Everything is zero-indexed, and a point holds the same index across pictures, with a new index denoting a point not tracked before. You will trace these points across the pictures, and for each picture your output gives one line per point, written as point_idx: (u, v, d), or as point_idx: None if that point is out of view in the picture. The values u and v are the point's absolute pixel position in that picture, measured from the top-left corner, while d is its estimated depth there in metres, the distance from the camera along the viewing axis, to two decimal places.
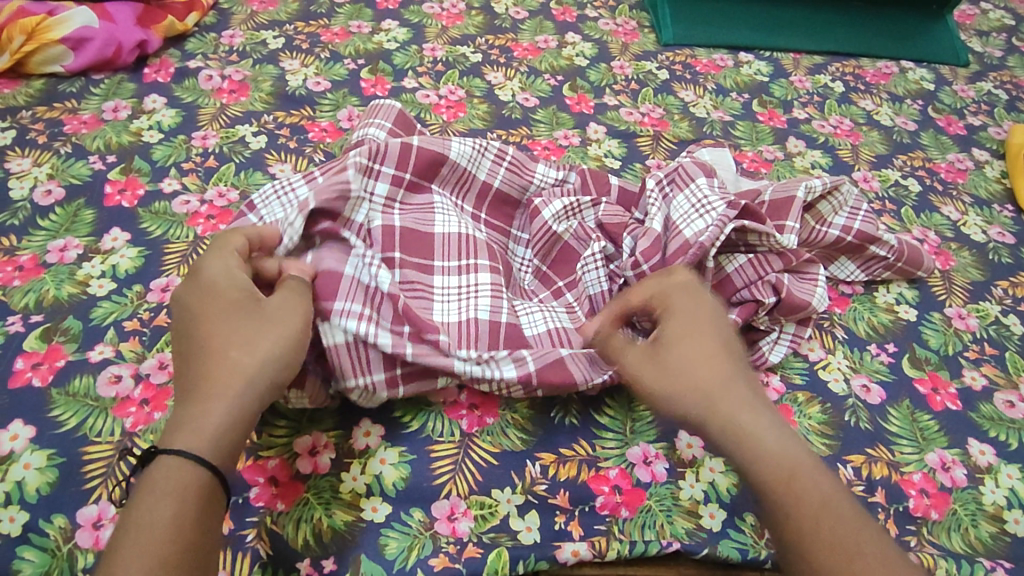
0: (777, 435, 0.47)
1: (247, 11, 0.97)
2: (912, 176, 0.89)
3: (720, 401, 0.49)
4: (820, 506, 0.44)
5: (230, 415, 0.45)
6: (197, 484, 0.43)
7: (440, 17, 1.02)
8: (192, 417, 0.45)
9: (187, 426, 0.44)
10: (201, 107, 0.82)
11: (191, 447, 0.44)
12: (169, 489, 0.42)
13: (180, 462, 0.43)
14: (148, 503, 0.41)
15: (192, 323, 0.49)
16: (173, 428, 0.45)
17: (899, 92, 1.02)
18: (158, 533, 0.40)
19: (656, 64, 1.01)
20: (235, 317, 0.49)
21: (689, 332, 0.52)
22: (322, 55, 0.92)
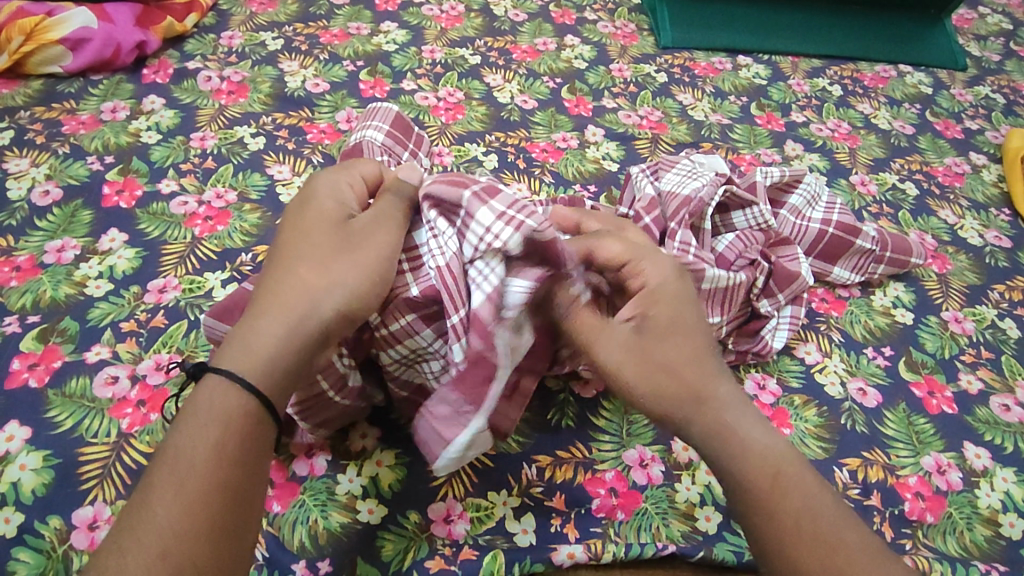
0: (761, 434, 0.48)
1: (246, 12, 0.97)
2: (910, 179, 0.89)
3: (704, 403, 0.49)
4: (800, 517, 0.45)
5: (280, 341, 0.45)
6: (241, 412, 0.42)
7: (440, 19, 1.02)
8: (246, 334, 0.45)
9: (246, 342, 0.44)
10: (200, 108, 0.82)
11: (238, 368, 0.43)
12: (206, 415, 0.42)
13: (226, 386, 0.43)
14: (190, 430, 0.41)
15: (288, 230, 0.51)
16: (234, 341, 0.45)
17: (896, 96, 1.03)
18: (190, 467, 0.40)
19: (654, 67, 1.01)
20: (326, 237, 0.50)
21: (669, 329, 0.50)
22: (321, 57, 0.92)
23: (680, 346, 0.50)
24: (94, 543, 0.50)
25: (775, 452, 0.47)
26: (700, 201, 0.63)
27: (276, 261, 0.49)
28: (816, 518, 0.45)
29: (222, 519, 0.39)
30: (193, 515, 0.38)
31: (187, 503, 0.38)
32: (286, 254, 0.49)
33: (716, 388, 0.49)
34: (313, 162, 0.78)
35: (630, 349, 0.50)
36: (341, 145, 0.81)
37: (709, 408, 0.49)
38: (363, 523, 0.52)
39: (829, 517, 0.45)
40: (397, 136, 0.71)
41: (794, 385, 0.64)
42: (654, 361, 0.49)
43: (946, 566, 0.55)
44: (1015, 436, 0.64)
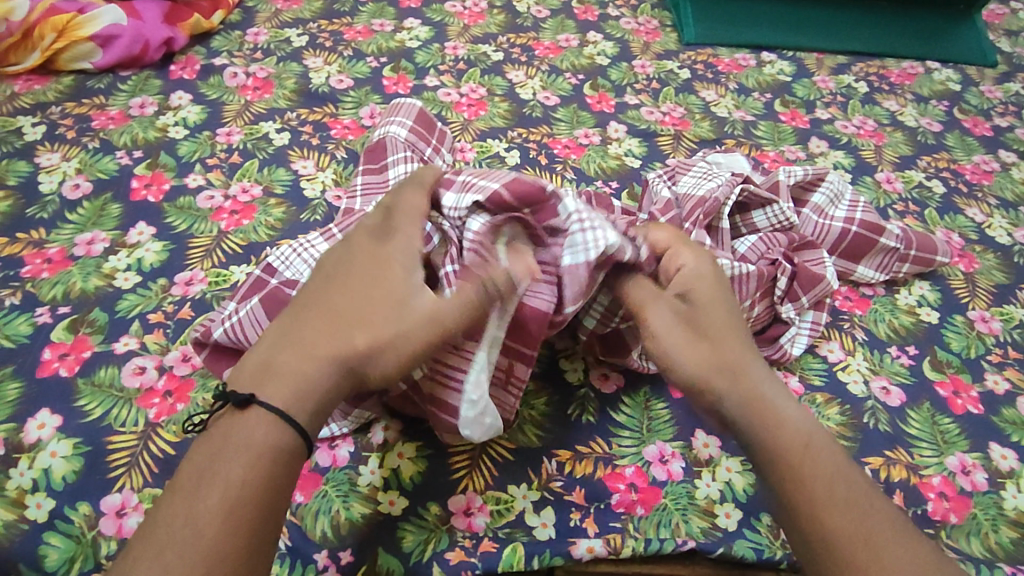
0: (800, 415, 0.48)
1: (271, 9, 0.98)
2: (937, 177, 0.88)
3: (743, 384, 0.49)
4: (846, 509, 0.43)
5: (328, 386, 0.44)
6: (283, 445, 0.42)
7: (462, 16, 1.02)
8: (295, 372, 0.44)
9: (287, 379, 0.44)
10: (226, 104, 0.83)
11: (286, 405, 0.43)
12: (252, 447, 0.41)
13: (269, 418, 0.42)
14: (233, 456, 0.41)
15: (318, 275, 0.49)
16: (271, 377, 0.44)
17: (924, 93, 1.01)
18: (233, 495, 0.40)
19: (677, 64, 1.00)
20: (367, 277, 0.48)
21: (704, 305, 0.51)
22: (345, 53, 0.93)
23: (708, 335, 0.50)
24: (122, 530, 0.51)
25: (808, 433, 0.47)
26: (714, 202, 0.63)
27: (315, 297, 0.48)
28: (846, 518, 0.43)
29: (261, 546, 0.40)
30: (226, 525, 0.39)
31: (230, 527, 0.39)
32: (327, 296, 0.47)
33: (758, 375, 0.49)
34: (336, 158, 0.79)
35: (675, 326, 0.51)
36: (364, 140, 0.81)
37: (763, 409, 0.48)
38: (385, 514, 0.52)
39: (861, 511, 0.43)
40: (421, 132, 0.72)
41: (816, 383, 0.64)
42: (703, 347, 0.50)
43: (970, 567, 0.54)
44: None
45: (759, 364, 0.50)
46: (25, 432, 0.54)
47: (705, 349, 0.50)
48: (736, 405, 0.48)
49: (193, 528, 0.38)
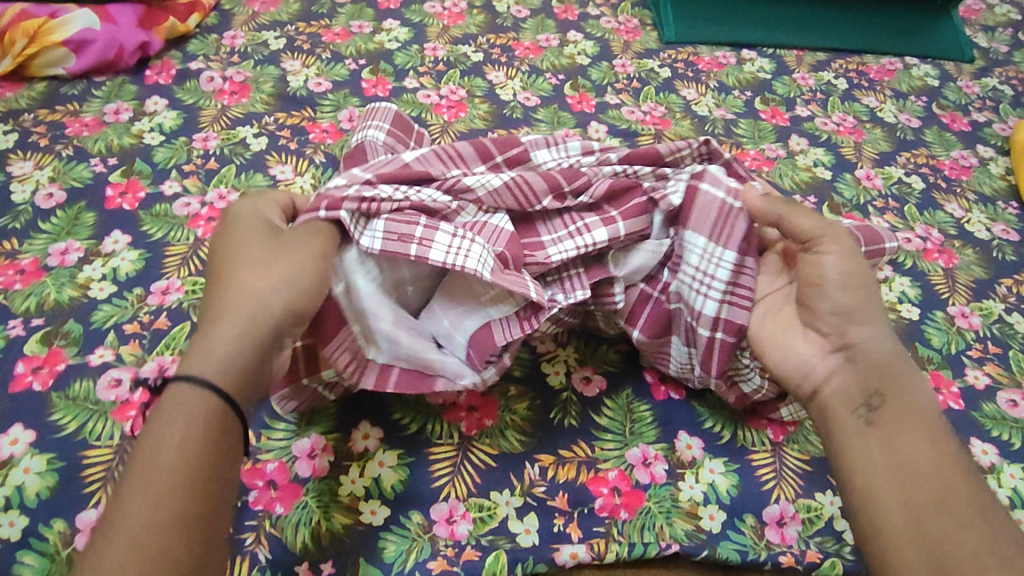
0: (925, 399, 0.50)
1: (248, 11, 0.97)
2: (916, 173, 0.88)
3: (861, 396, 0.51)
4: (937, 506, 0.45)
5: (247, 347, 0.46)
6: (207, 411, 0.43)
7: (442, 16, 1.02)
8: (212, 344, 0.45)
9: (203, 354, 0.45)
10: (202, 109, 0.82)
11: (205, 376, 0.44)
12: (182, 418, 0.42)
13: (191, 390, 0.43)
14: (157, 431, 0.42)
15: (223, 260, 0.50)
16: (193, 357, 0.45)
17: (903, 89, 1.02)
18: (162, 465, 0.40)
19: (658, 63, 1.00)
20: (278, 255, 0.49)
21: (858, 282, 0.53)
22: (323, 56, 0.92)
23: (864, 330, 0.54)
24: None
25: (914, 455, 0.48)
26: None
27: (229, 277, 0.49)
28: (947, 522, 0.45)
29: (208, 512, 0.40)
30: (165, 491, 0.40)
31: (159, 497, 0.39)
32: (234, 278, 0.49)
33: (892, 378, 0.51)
34: (315, 162, 0.78)
35: (852, 291, 0.52)
36: (343, 144, 0.80)
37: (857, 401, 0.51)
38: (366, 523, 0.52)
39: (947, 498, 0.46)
40: (398, 135, 0.71)
41: None
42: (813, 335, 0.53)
43: None
44: (1023, 432, 0.64)
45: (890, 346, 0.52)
46: None
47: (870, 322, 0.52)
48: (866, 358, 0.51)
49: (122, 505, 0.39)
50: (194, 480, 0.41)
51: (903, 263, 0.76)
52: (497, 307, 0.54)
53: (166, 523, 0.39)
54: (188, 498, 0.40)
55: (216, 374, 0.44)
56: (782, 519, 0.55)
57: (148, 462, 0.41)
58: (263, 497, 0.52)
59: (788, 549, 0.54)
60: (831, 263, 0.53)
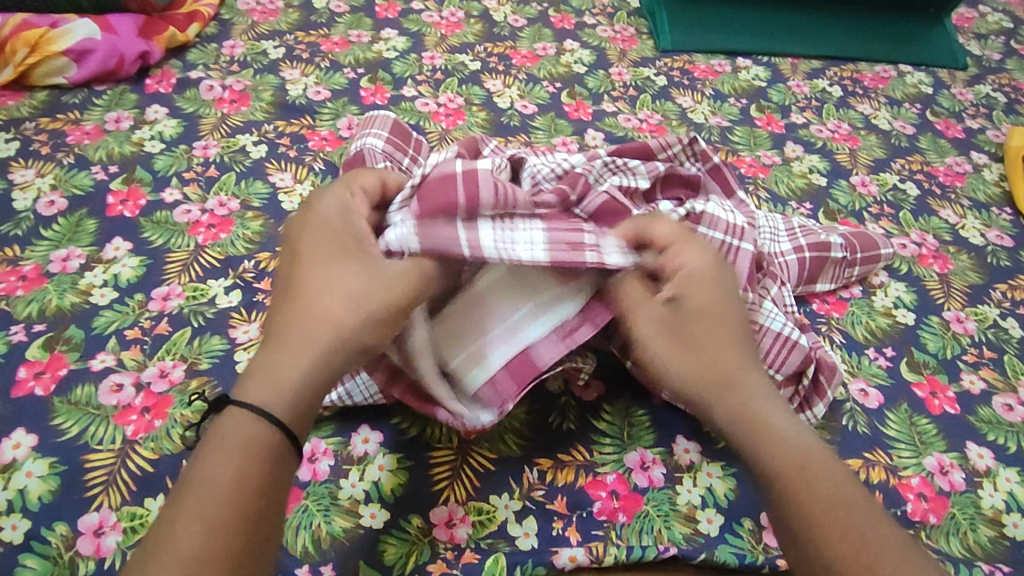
0: (797, 430, 0.47)
1: (248, 21, 0.98)
2: (911, 180, 0.89)
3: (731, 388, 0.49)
4: (829, 506, 0.43)
5: (310, 375, 0.45)
6: (264, 440, 0.42)
7: (440, 26, 1.03)
8: (278, 371, 0.44)
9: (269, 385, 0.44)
10: (203, 117, 0.83)
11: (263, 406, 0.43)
12: (236, 446, 0.41)
13: (248, 418, 0.42)
14: (217, 456, 0.41)
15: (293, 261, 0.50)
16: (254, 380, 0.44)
17: (897, 96, 1.03)
18: (216, 495, 0.39)
19: (654, 71, 1.01)
20: (347, 275, 0.48)
21: (708, 307, 0.51)
22: (322, 64, 0.93)
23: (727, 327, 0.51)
24: (100, 550, 0.50)
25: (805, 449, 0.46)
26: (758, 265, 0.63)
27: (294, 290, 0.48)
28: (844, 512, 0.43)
29: (259, 540, 0.40)
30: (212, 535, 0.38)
31: (212, 526, 0.38)
32: (301, 290, 0.48)
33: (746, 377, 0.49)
34: (314, 169, 0.78)
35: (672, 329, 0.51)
36: (342, 151, 0.81)
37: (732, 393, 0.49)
38: (366, 527, 0.52)
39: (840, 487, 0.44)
40: (398, 142, 0.72)
41: None
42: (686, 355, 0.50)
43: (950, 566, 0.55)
44: (1018, 436, 0.64)
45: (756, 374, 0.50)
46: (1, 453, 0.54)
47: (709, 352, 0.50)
48: (695, 373, 0.49)
49: (173, 530, 0.38)
50: (249, 509, 0.40)
51: (898, 269, 0.77)
52: (531, 322, 0.55)
53: (217, 558, 0.37)
54: (242, 527, 0.39)
55: (275, 403, 0.43)
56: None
57: (202, 486, 0.40)
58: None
59: None
60: (693, 257, 0.53)
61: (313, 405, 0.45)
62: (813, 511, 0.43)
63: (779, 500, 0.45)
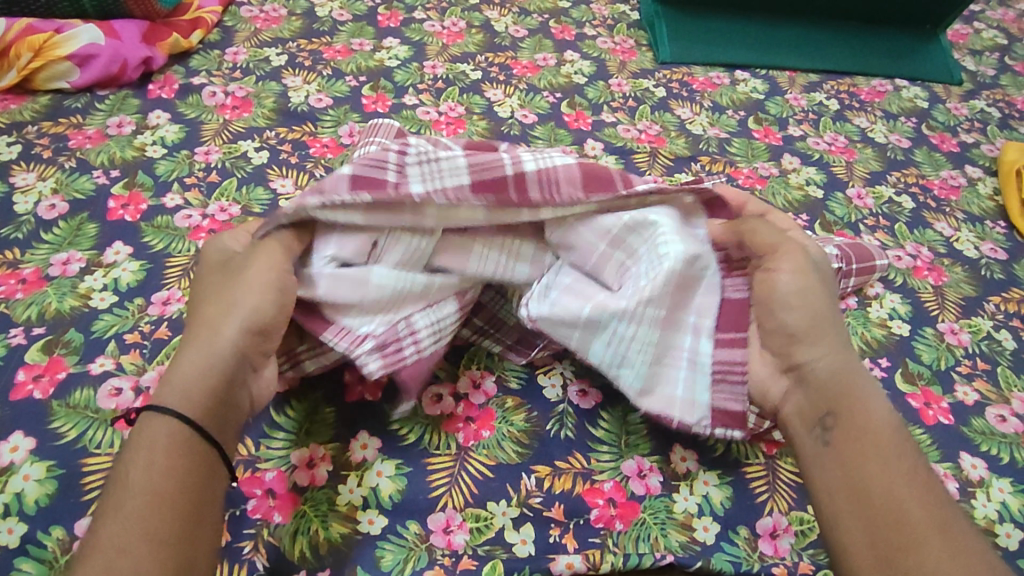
0: (883, 410, 0.51)
1: (250, 28, 0.99)
2: (906, 193, 0.90)
3: (838, 390, 0.51)
4: (884, 482, 0.46)
5: (222, 373, 0.48)
6: (174, 435, 0.45)
7: (441, 35, 1.03)
8: (184, 377, 0.47)
9: (173, 388, 0.46)
10: (205, 123, 0.83)
11: (174, 407, 0.45)
12: (148, 447, 0.44)
13: (156, 418, 0.45)
14: (128, 459, 0.44)
15: (203, 290, 0.53)
16: (165, 388, 0.47)
17: (893, 110, 1.04)
18: (127, 490, 0.42)
19: (653, 83, 1.02)
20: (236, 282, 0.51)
21: (806, 287, 0.54)
22: (324, 72, 0.93)
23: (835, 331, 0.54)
24: None
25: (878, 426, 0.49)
26: None
27: (206, 305, 0.51)
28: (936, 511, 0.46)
29: (186, 527, 0.42)
30: (125, 522, 0.41)
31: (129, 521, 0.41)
32: (202, 308, 0.51)
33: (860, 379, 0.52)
34: (315, 176, 0.79)
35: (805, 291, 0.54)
36: (343, 158, 0.82)
37: (843, 397, 0.51)
38: (363, 532, 0.52)
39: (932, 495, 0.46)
40: None
41: None
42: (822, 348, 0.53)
43: None
44: (1011, 447, 0.65)
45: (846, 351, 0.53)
46: None
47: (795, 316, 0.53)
48: (813, 358, 0.52)
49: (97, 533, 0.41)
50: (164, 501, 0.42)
51: (893, 280, 0.77)
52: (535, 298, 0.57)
53: (134, 542, 0.40)
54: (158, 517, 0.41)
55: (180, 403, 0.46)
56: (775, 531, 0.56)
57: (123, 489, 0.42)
58: (259, 505, 0.53)
59: (781, 561, 0.54)
60: (773, 234, 0.57)
61: (227, 400, 0.48)
62: (872, 481, 0.47)
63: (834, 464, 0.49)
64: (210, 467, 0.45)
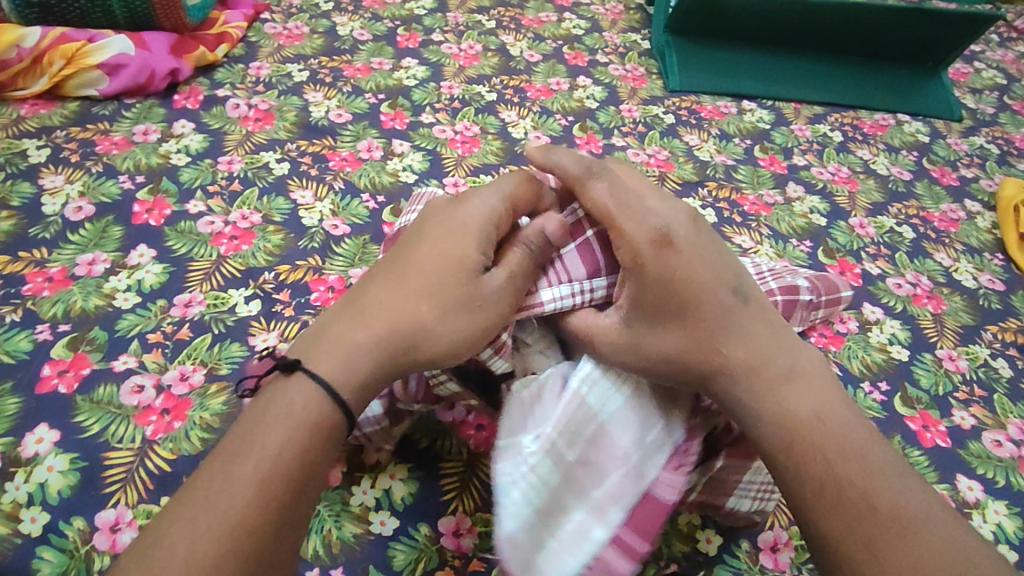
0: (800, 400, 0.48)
1: (274, 44, 1.02)
2: (907, 224, 0.92)
3: (715, 376, 0.49)
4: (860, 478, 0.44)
5: (373, 360, 0.47)
6: (305, 408, 0.44)
7: (458, 57, 1.06)
8: (339, 345, 0.47)
9: (335, 355, 0.46)
10: (228, 133, 0.86)
11: (326, 379, 0.45)
12: (280, 417, 0.43)
13: (305, 388, 0.45)
14: (265, 427, 0.43)
15: (405, 248, 0.52)
16: (323, 348, 0.47)
17: (895, 144, 1.07)
18: (257, 461, 0.41)
19: (662, 109, 1.05)
20: (445, 261, 0.50)
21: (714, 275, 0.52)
22: (344, 89, 0.96)
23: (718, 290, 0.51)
24: (115, 544, 0.51)
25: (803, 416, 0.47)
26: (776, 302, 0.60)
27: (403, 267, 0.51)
28: (878, 479, 0.44)
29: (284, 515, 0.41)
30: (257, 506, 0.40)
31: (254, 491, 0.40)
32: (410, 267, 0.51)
33: (725, 353, 0.49)
34: (334, 188, 0.81)
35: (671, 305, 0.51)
36: (361, 172, 0.84)
37: (720, 378, 0.49)
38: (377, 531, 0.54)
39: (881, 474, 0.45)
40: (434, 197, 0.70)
41: None
42: (659, 343, 0.50)
43: None
44: (1008, 471, 0.66)
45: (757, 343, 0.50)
46: (24, 446, 0.55)
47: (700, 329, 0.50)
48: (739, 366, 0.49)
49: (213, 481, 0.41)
50: (300, 483, 0.42)
51: (893, 307, 0.80)
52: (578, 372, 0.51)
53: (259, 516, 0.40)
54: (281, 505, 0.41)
55: (331, 372, 0.45)
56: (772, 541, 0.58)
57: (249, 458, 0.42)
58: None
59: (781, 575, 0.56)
60: (646, 216, 0.53)
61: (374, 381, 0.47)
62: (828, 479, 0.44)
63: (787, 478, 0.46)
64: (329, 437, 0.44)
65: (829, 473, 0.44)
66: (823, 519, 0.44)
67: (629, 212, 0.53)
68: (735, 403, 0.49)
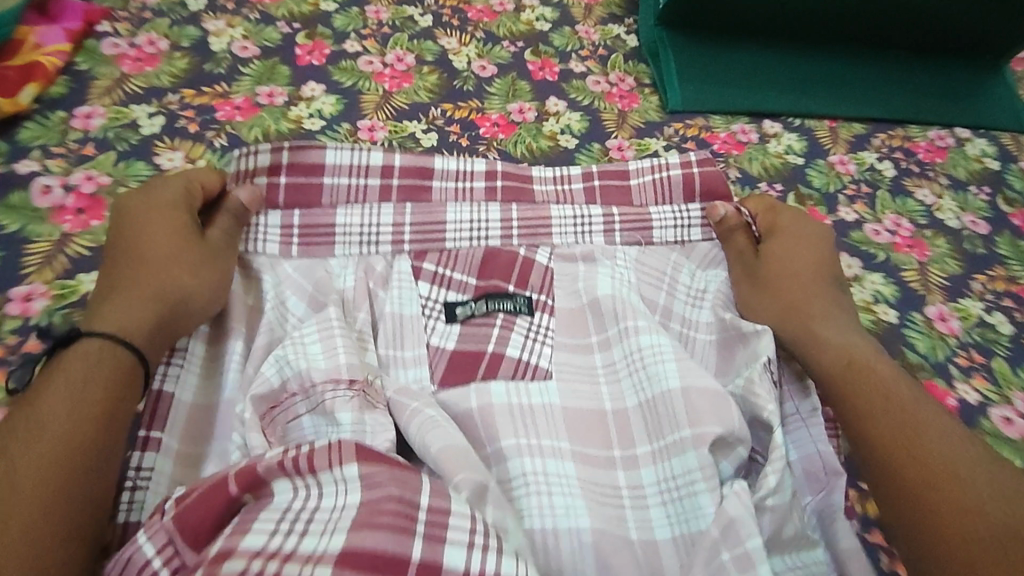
0: (843, 336, 0.59)
1: (115, 73, 0.72)
2: (998, 308, 0.70)
3: (811, 317, 0.60)
4: (947, 461, 0.49)
5: (147, 319, 0.52)
6: (80, 384, 0.47)
7: (382, 77, 0.78)
8: (114, 316, 0.51)
9: (117, 311, 0.52)
10: (31, 239, 0.59)
11: (109, 336, 0.49)
12: (66, 386, 0.46)
13: (88, 359, 0.48)
14: (48, 401, 0.45)
15: (128, 226, 0.57)
16: (101, 320, 0.51)
17: (960, 175, 0.82)
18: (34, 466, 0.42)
19: (663, 143, 0.78)
20: (172, 205, 0.59)
21: (798, 242, 0.66)
22: (215, 143, 0.69)
23: (798, 268, 0.64)
24: None
25: (856, 347, 0.58)
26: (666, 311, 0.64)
27: (128, 253, 0.56)
28: (975, 477, 0.48)
29: (76, 469, 0.43)
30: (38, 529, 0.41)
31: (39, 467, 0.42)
32: (137, 280, 0.54)
33: (811, 301, 0.62)
34: None
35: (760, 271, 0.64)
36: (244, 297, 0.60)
37: (805, 313, 0.61)
38: (291, 488, 0.45)
39: (985, 479, 0.48)
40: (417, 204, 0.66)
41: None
42: (780, 286, 0.63)
43: None
44: None
45: (831, 301, 0.62)
46: None
47: (790, 262, 0.64)
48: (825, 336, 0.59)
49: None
50: (70, 477, 0.43)
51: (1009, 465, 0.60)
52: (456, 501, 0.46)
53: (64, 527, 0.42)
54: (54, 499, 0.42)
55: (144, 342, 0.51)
56: (750, 552, 0.48)
57: (38, 415, 0.45)
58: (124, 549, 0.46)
59: None
60: (800, 227, 0.68)
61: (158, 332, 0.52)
62: (926, 453, 0.49)
63: (843, 402, 0.55)
64: (95, 412, 0.46)
65: (979, 477, 0.48)
66: (905, 457, 0.50)
67: (796, 233, 0.67)
68: (829, 358, 0.57)
